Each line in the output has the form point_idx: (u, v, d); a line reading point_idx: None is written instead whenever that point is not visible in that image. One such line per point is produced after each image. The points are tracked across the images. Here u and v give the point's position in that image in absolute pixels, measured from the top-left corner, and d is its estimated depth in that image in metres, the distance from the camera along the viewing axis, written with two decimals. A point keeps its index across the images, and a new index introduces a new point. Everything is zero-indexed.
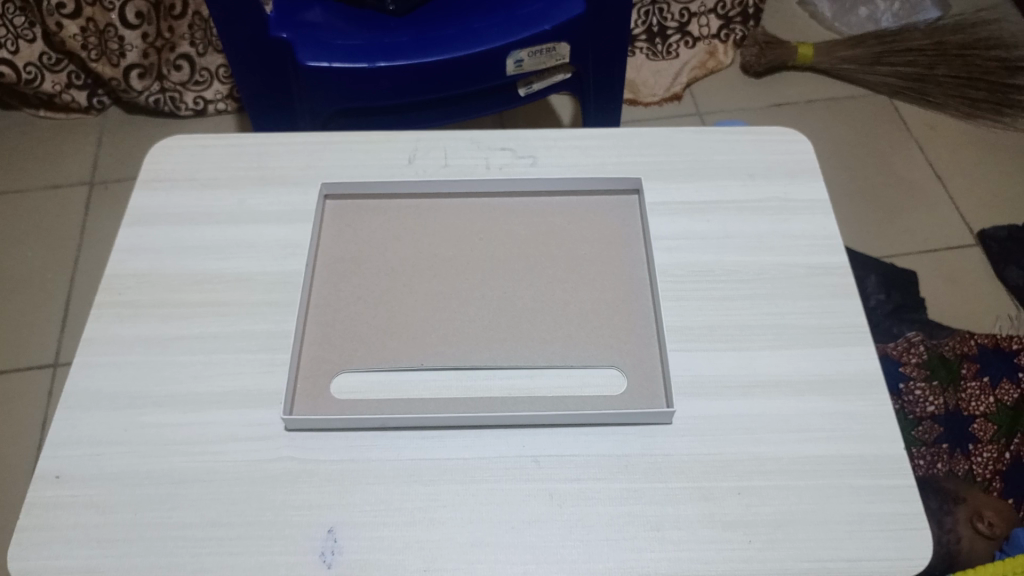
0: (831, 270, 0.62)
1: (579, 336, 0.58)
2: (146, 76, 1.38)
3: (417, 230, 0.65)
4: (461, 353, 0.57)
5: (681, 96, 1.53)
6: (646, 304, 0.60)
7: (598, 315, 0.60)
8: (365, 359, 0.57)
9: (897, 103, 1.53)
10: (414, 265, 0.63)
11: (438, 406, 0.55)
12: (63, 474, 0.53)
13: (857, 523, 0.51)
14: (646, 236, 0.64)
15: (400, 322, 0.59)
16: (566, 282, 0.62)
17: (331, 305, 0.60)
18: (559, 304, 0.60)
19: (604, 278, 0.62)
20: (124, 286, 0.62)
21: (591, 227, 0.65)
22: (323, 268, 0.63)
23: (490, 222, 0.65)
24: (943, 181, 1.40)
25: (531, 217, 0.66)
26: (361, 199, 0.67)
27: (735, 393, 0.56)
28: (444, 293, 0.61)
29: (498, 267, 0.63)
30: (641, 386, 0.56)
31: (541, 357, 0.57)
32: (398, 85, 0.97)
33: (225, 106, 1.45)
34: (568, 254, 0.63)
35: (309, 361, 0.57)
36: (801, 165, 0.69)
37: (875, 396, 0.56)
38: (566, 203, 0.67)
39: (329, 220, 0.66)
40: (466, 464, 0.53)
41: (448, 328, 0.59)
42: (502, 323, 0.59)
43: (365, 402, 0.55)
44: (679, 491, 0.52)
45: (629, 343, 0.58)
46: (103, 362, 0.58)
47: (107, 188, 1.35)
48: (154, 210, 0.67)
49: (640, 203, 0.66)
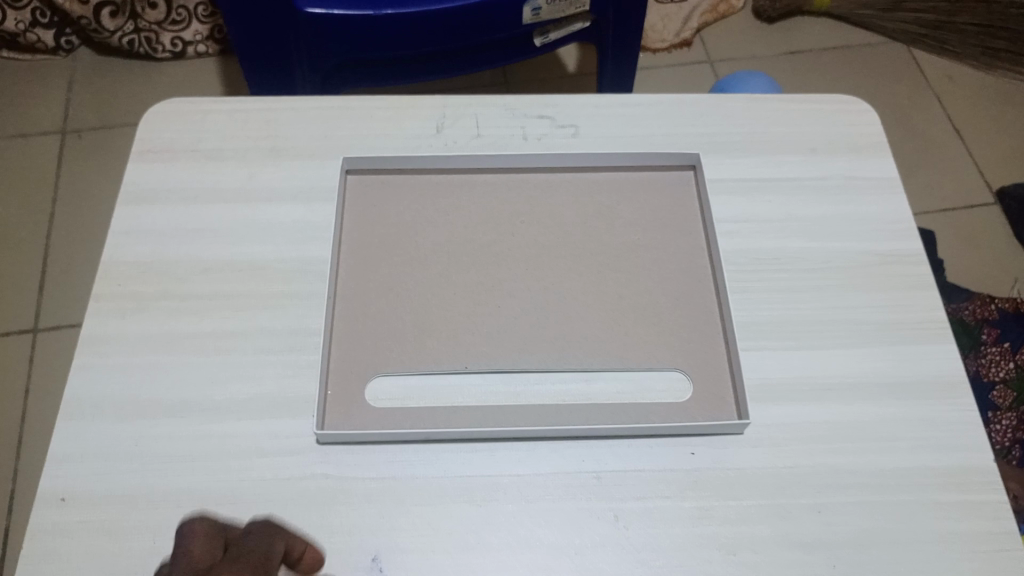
0: (905, 257, 0.57)
1: (639, 337, 0.53)
2: (119, 15, 1.26)
3: (452, 210, 0.59)
4: (509, 356, 0.52)
5: (691, 42, 1.45)
6: (708, 298, 0.55)
7: (657, 310, 0.54)
8: (403, 363, 0.52)
9: (915, 52, 1.46)
10: (450, 251, 0.57)
11: (488, 414, 0.49)
12: (67, 495, 0.47)
13: (945, 544, 0.47)
14: (707, 217, 0.58)
15: (439, 320, 0.53)
16: (619, 272, 0.56)
17: (361, 298, 0.54)
18: (613, 299, 0.55)
19: (661, 269, 0.56)
20: (124, 276, 0.55)
21: (645, 209, 0.59)
22: (348, 255, 0.56)
23: (533, 202, 0.59)
24: (962, 135, 1.35)
25: (577, 199, 0.60)
26: (386, 173, 0.61)
27: (809, 397, 0.51)
28: (485, 284, 0.55)
29: (543, 256, 0.57)
30: (707, 393, 0.51)
31: (597, 360, 0.52)
32: (406, 36, 0.89)
33: (206, 48, 1.33)
34: (621, 239, 0.58)
35: (339, 365, 0.52)
36: (866, 139, 0.63)
37: (959, 400, 0.51)
38: (617, 178, 0.61)
39: (352, 198, 0.59)
40: (522, 480, 0.48)
41: (493, 326, 0.53)
42: (551, 319, 0.54)
43: (407, 411, 0.49)
44: (755, 508, 0.48)
45: (694, 346, 0.53)
46: (106, 364, 0.51)
47: (81, 137, 1.25)
48: (152, 187, 0.59)
49: (700, 180, 0.60)
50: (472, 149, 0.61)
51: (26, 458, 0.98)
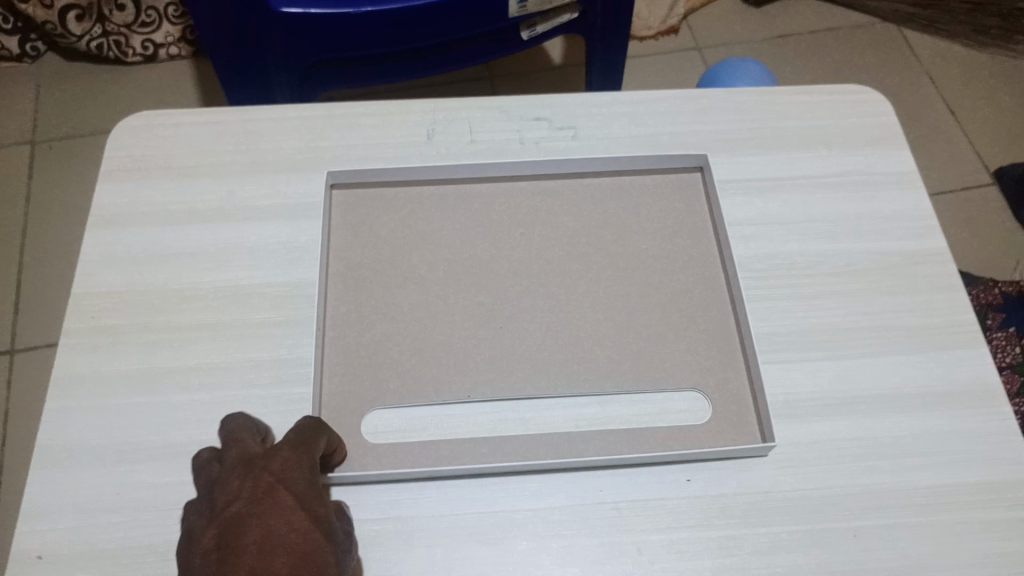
0: (930, 258, 0.55)
1: (654, 356, 0.50)
2: (85, 19, 1.21)
3: (447, 224, 0.55)
4: (516, 382, 0.49)
5: (677, 29, 1.41)
6: (724, 311, 0.52)
7: (671, 325, 0.51)
8: (402, 394, 0.48)
9: (906, 32, 1.42)
10: (447, 269, 0.53)
11: (496, 446, 0.46)
12: (45, 553, 0.43)
13: (991, 566, 0.44)
14: (718, 221, 0.55)
15: (438, 345, 0.50)
16: (629, 285, 0.53)
17: (354, 324, 0.51)
18: (624, 314, 0.52)
19: (673, 280, 0.53)
20: (98, 308, 0.51)
21: (651, 216, 0.56)
22: (338, 277, 0.53)
23: (534, 212, 0.56)
24: (956, 116, 1.31)
25: (578, 208, 0.57)
26: (374, 187, 0.57)
27: (839, 412, 0.48)
28: (486, 304, 0.52)
29: (547, 271, 0.53)
30: (729, 416, 0.48)
31: (610, 381, 0.49)
32: (387, 33, 0.85)
33: (179, 51, 1.27)
34: (629, 250, 0.55)
35: (333, 399, 0.48)
36: (881, 131, 0.60)
37: (996, 409, 0.49)
38: (620, 182, 0.58)
39: (338, 214, 0.56)
40: (538, 514, 0.45)
41: (497, 348, 0.50)
42: (560, 339, 0.50)
43: (409, 447, 0.46)
44: (789, 535, 0.44)
45: (713, 364, 0.50)
46: (83, 406, 0.48)
47: (51, 147, 1.20)
48: (125, 208, 0.55)
49: (708, 180, 0.57)
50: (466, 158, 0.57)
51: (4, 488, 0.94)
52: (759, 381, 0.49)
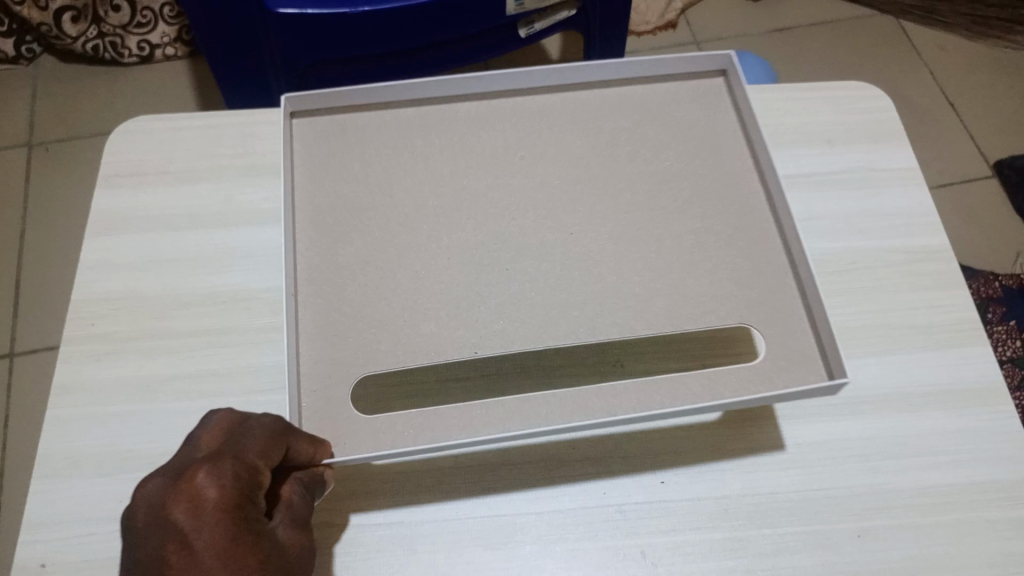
0: (934, 254, 0.54)
1: (685, 285, 0.48)
2: (81, 20, 1.19)
3: (434, 158, 0.53)
4: (533, 336, 0.47)
5: (676, 23, 1.39)
6: (760, 229, 0.50)
7: (703, 250, 0.49)
8: (394, 355, 0.46)
9: (904, 24, 1.40)
10: (435, 208, 0.51)
11: (508, 411, 0.43)
12: (48, 563, 0.43)
13: (997, 565, 0.44)
14: (749, 136, 0.53)
15: (435, 294, 0.48)
16: (653, 211, 0.51)
17: (332, 276, 0.48)
18: (654, 242, 0.50)
19: (699, 200, 0.51)
20: (98, 315, 0.51)
21: (664, 136, 0.54)
22: (308, 225, 0.50)
23: (536, 141, 0.54)
24: (955, 108, 1.30)
25: (588, 130, 0.54)
26: (336, 112, 0.54)
27: (843, 412, 0.48)
28: (488, 245, 0.50)
29: (553, 206, 0.51)
30: (780, 345, 0.46)
31: (649, 316, 0.47)
32: (384, 32, 0.84)
33: (175, 51, 1.27)
34: (649, 171, 0.53)
35: (313, 368, 0.45)
36: (883, 127, 0.60)
37: (1002, 407, 0.48)
38: (635, 99, 0.55)
39: (302, 147, 0.53)
40: (544, 521, 0.44)
41: (502, 299, 0.48)
42: (585, 275, 0.49)
43: (402, 426, 0.43)
44: (794, 538, 0.44)
45: (756, 289, 0.48)
46: (83, 416, 0.47)
47: (48, 150, 1.19)
48: (123, 215, 0.55)
49: (735, 80, 0.55)
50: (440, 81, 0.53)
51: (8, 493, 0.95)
52: (812, 300, 0.46)
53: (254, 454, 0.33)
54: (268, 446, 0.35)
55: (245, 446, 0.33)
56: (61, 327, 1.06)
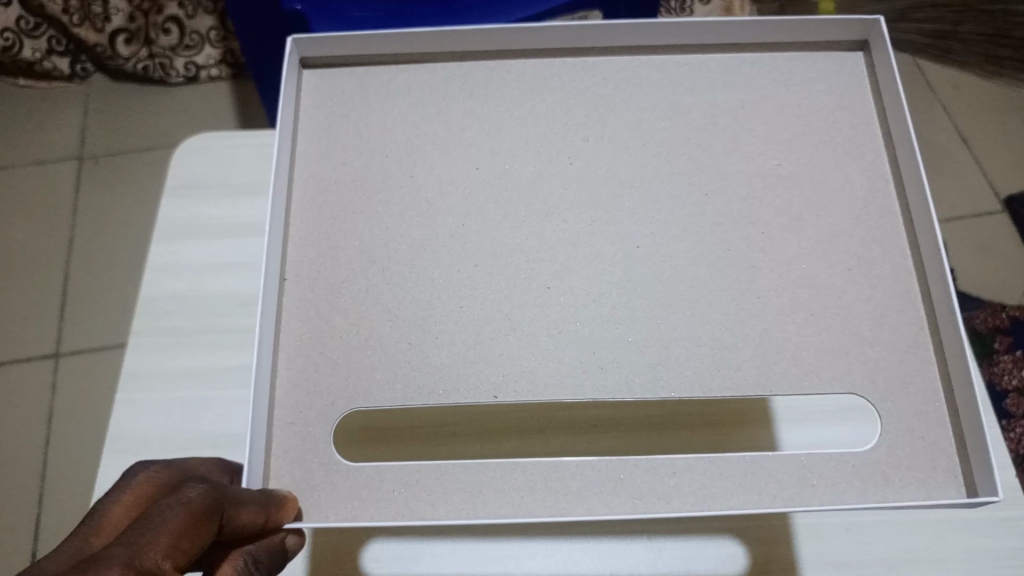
0: None
1: (774, 322, 0.43)
2: (134, 41, 1.25)
3: (465, 132, 0.49)
4: (589, 372, 0.42)
5: None
6: (884, 253, 0.44)
7: (807, 270, 0.44)
8: (389, 389, 0.42)
9: (918, 61, 1.38)
10: (457, 196, 0.47)
11: (529, 481, 0.38)
12: None
13: (974, 559, 0.48)
14: (885, 128, 0.47)
15: (451, 312, 0.44)
16: (758, 221, 0.46)
17: (327, 279, 0.45)
18: (755, 263, 0.44)
19: (814, 211, 0.46)
20: (162, 311, 0.57)
21: (774, 129, 0.48)
22: (307, 201, 0.47)
23: (619, 125, 0.49)
24: (969, 144, 1.30)
25: (675, 110, 0.49)
26: (355, 65, 0.51)
27: (834, 417, 0.53)
28: (529, 249, 0.45)
29: (619, 202, 0.47)
30: (894, 398, 0.40)
31: (736, 352, 0.42)
32: None
33: (218, 73, 1.31)
34: (747, 165, 0.47)
35: (292, 395, 0.41)
36: None
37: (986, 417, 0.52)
38: (752, 83, 0.50)
39: (312, 102, 0.50)
40: (559, 530, 0.50)
41: (534, 326, 0.43)
42: (661, 299, 0.44)
43: (387, 497, 0.38)
44: (792, 529, 0.49)
45: (866, 330, 0.42)
46: (149, 400, 0.53)
47: (96, 163, 1.27)
48: (186, 223, 0.60)
49: (877, 51, 0.49)
50: (491, 57, 0.51)
51: (51, 485, 1.01)
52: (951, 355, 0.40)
53: (160, 551, 0.30)
54: (184, 534, 0.31)
55: (150, 542, 0.30)
56: (110, 330, 1.12)
